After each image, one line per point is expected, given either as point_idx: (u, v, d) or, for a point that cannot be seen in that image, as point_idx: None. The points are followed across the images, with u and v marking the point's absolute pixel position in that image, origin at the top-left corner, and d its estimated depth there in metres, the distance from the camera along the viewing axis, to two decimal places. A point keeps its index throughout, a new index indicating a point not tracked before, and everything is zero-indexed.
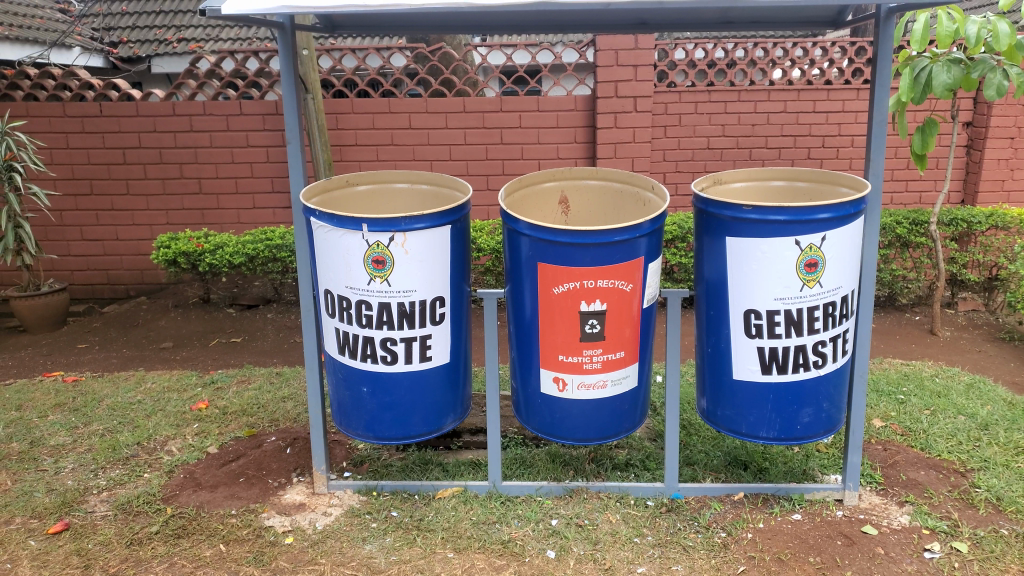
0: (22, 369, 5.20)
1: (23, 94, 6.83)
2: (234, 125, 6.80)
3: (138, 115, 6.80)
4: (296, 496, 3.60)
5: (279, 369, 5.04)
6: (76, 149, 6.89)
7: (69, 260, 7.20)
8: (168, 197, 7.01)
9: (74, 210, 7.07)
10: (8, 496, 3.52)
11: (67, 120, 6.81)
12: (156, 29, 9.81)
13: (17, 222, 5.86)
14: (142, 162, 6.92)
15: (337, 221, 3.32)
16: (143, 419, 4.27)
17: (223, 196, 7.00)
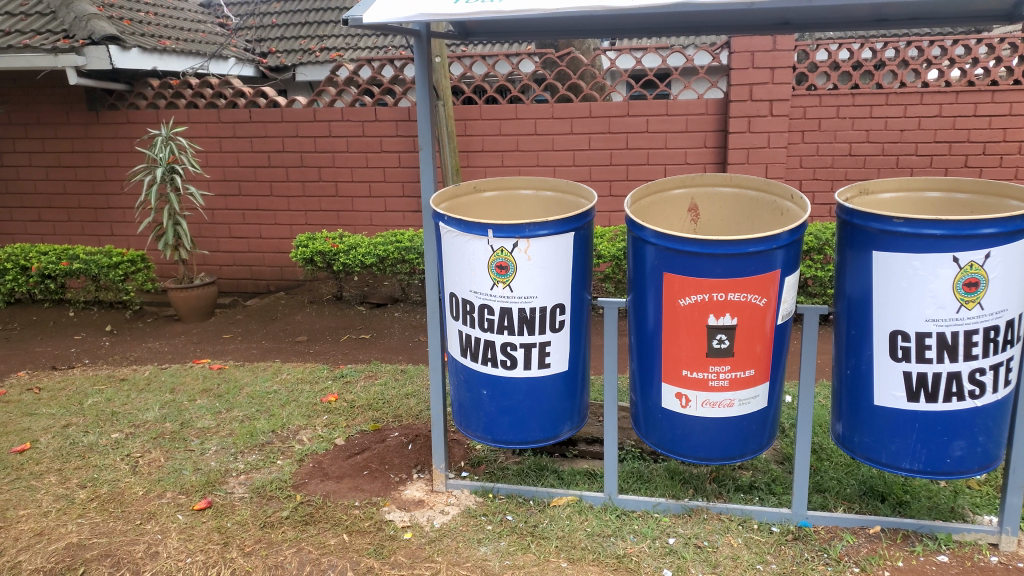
0: (175, 354, 5.68)
1: (185, 102, 7.41)
2: (369, 130, 7.09)
3: (282, 121, 7.25)
4: (415, 492, 3.69)
5: (404, 367, 5.20)
6: (228, 153, 7.44)
7: (219, 255, 7.79)
8: (306, 199, 7.42)
9: (224, 209, 7.62)
10: (161, 471, 3.83)
11: (221, 125, 7.36)
12: (302, 39, 10.43)
13: (175, 219, 6.37)
14: (284, 165, 7.37)
15: (464, 226, 3.38)
16: (278, 408, 4.53)
17: (357, 199, 7.32)
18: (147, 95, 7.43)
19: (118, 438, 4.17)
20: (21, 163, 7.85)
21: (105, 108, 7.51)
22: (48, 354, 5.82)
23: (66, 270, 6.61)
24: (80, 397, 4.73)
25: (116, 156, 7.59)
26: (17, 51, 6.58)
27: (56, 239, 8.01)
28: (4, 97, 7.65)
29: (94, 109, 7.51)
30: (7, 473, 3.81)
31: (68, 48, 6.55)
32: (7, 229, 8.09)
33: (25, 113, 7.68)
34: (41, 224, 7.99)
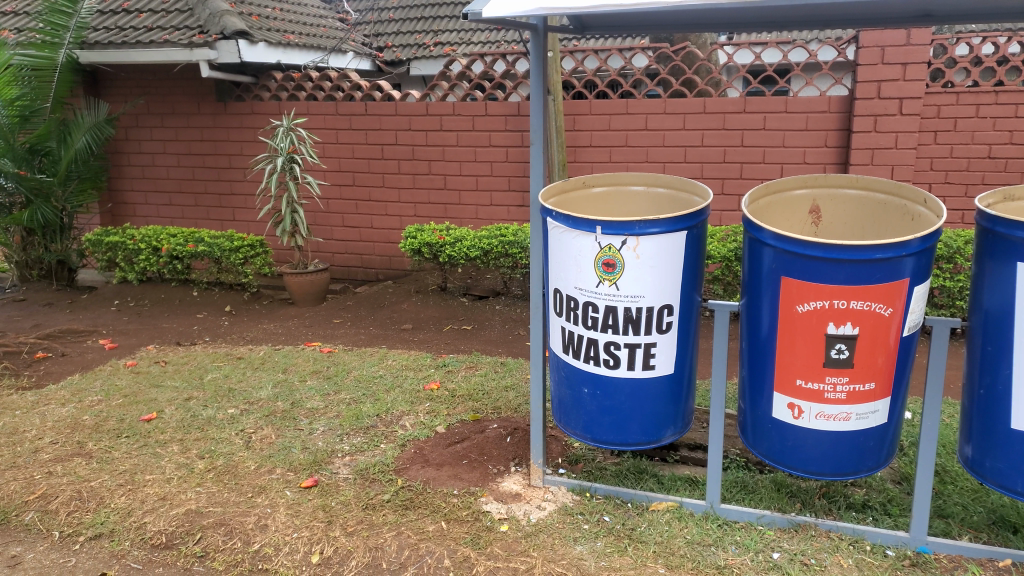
0: (288, 336, 5.94)
1: (305, 94, 7.73)
2: (479, 125, 7.17)
3: (396, 114, 7.44)
4: (512, 486, 3.70)
5: (504, 359, 5.23)
6: (344, 144, 7.71)
7: (332, 243, 8.06)
8: (416, 191, 7.59)
9: (339, 199, 7.90)
10: (272, 447, 4.01)
11: (337, 117, 7.64)
12: (416, 34, 10.65)
13: (293, 207, 6.64)
14: (397, 158, 7.56)
15: (572, 222, 3.36)
16: (383, 393, 4.65)
17: (464, 192, 7.41)
18: (271, 87, 7.79)
19: (234, 413, 4.40)
20: (156, 151, 8.41)
21: (233, 99, 7.91)
22: (173, 329, 6.22)
23: (192, 252, 7.03)
24: (201, 372, 5.03)
25: (241, 145, 7.99)
26: (158, 47, 7.14)
27: (184, 223, 8.53)
28: (144, 88, 8.22)
29: (223, 100, 7.92)
30: (136, 439, 4.09)
31: (202, 43, 7.01)
32: (141, 212, 8.69)
33: (162, 103, 8.21)
34: (171, 208, 8.52)
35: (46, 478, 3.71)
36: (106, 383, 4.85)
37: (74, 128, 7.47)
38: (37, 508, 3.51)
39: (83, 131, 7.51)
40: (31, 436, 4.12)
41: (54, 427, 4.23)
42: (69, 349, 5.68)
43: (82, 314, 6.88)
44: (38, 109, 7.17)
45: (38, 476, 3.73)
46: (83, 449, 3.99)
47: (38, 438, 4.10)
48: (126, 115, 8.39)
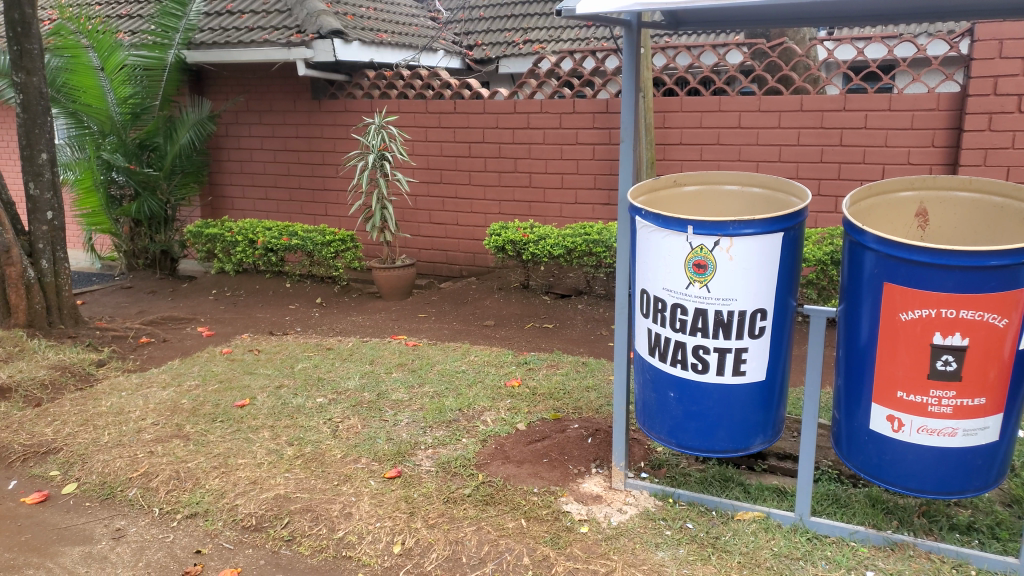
0: (374, 328, 6.08)
1: (397, 92, 7.88)
2: (566, 122, 7.15)
3: (484, 112, 7.50)
4: (593, 487, 3.67)
5: (586, 359, 5.19)
6: (433, 142, 7.83)
7: (419, 239, 8.20)
8: (501, 189, 7.63)
9: (426, 196, 8.04)
10: (358, 437, 4.10)
11: (427, 115, 7.76)
12: (507, 32, 10.44)
13: (383, 204, 6.78)
14: (483, 156, 7.63)
15: (662, 221, 3.29)
16: (466, 388, 4.69)
17: (550, 189, 7.40)
18: (364, 85, 7.97)
19: (322, 402, 4.52)
20: (254, 147, 8.75)
21: (327, 97, 8.15)
22: (266, 319, 6.46)
23: (286, 245, 7.28)
24: (292, 361, 5.20)
25: (334, 142, 8.21)
26: (258, 46, 7.42)
27: (279, 216, 8.84)
28: (245, 86, 8.57)
29: (317, 98, 8.18)
30: (230, 424, 4.26)
31: (300, 42, 7.25)
32: (239, 206, 9.08)
33: (260, 101, 8.54)
34: (268, 202, 8.85)
35: (148, 457, 3.91)
36: (204, 369, 5.08)
37: (179, 125, 7.88)
38: (139, 484, 3.71)
39: (187, 127, 7.89)
40: (135, 417, 4.35)
41: (156, 409, 4.45)
42: (170, 335, 5.98)
43: (182, 302, 7.24)
44: (148, 107, 7.69)
45: (141, 455, 3.93)
46: (181, 431, 4.18)
47: (141, 418, 4.32)
48: (228, 113, 8.77)
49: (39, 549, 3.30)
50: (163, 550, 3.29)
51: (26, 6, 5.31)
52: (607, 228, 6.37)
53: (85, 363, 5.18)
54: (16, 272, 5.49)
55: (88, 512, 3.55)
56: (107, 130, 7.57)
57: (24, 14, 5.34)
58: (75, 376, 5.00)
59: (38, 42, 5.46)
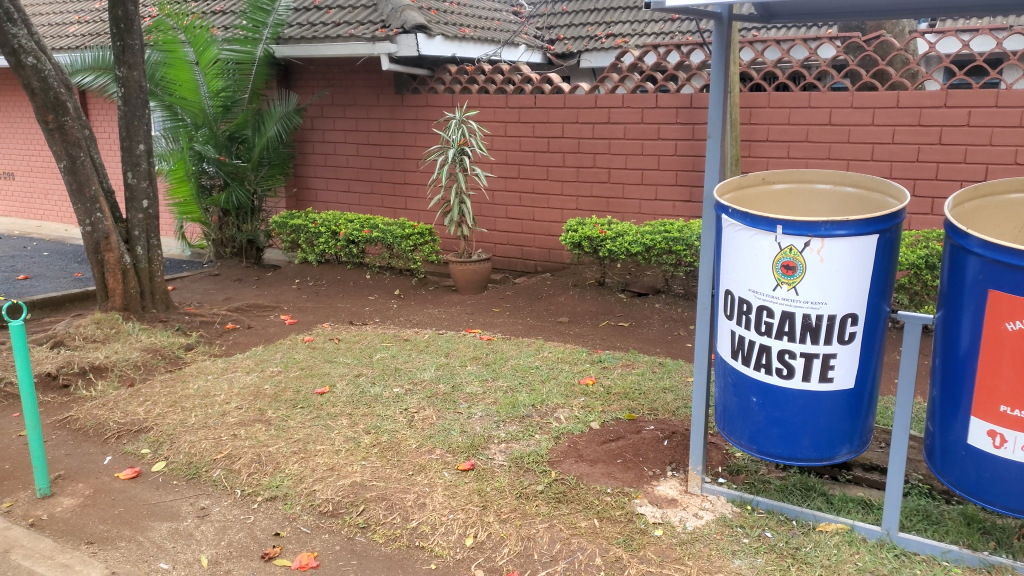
0: (449, 321, 6.14)
1: (478, 87, 7.93)
2: (648, 118, 7.06)
3: (564, 107, 7.48)
4: (669, 490, 3.60)
5: (662, 359, 5.10)
6: (512, 137, 7.84)
7: (495, 234, 8.22)
8: (579, 184, 7.58)
9: (504, 191, 8.04)
10: (433, 428, 4.14)
11: (507, 110, 7.78)
12: (589, 26, 10.32)
13: (462, 198, 6.81)
14: (562, 151, 7.60)
15: (750, 220, 3.21)
16: (539, 383, 4.68)
17: (629, 185, 7.30)
18: (446, 80, 8.06)
19: (398, 392, 4.59)
20: (338, 140, 8.94)
21: (409, 91, 8.28)
22: (346, 309, 6.61)
23: (367, 237, 7.42)
24: (370, 351, 5.30)
25: (415, 136, 8.33)
26: (344, 41, 7.60)
27: (360, 209, 9.00)
28: (330, 80, 8.77)
29: (400, 93, 8.31)
30: (310, 410, 4.36)
31: (384, 37, 7.38)
32: (322, 198, 9.27)
33: (345, 95, 8.72)
34: (350, 195, 9.02)
35: (231, 440, 4.04)
36: (286, 356, 5.23)
37: (267, 118, 8.07)
38: (223, 466, 3.83)
39: (275, 120, 8.07)
40: (220, 400, 4.51)
41: (240, 393, 4.60)
42: (255, 322, 6.18)
43: (266, 290, 7.48)
44: (239, 100, 7.96)
45: (225, 437, 4.07)
46: (263, 416, 4.31)
47: (226, 402, 4.47)
48: (313, 106, 8.98)
49: (130, 522, 3.46)
50: (245, 530, 3.40)
51: (129, 4, 5.55)
52: (688, 225, 6.25)
53: (175, 347, 5.40)
54: (114, 258, 5.71)
55: (176, 490, 3.70)
56: (200, 123, 7.92)
57: (128, 12, 5.58)
58: (166, 358, 5.22)
59: (139, 39, 5.70)
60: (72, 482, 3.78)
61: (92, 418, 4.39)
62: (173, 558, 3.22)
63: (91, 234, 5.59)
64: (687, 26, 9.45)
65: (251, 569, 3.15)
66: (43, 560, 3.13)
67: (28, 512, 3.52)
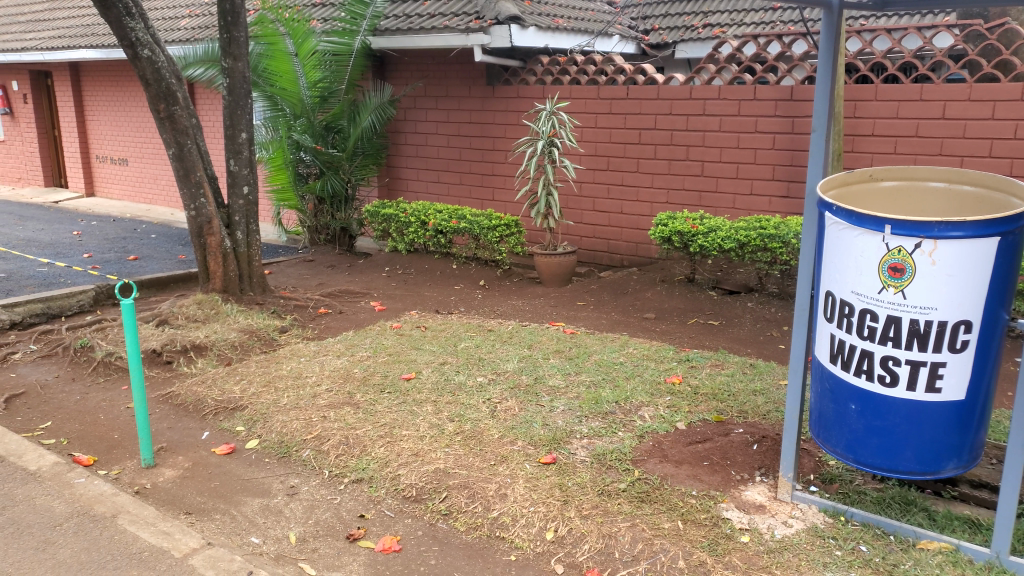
0: (533, 313, 6.14)
1: (570, 78, 7.89)
2: (745, 110, 6.86)
3: (658, 98, 7.36)
4: (756, 496, 3.48)
5: (753, 361, 4.94)
6: (602, 128, 7.77)
7: (582, 226, 8.16)
8: (671, 177, 7.43)
9: (592, 183, 7.98)
10: (515, 420, 4.14)
11: (599, 101, 7.72)
12: (685, 16, 10.10)
13: (549, 190, 6.77)
14: (654, 143, 7.46)
15: (855, 219, 3.05)
16: (623, 380, 4.61)
17: (722, 179, 7.11)
18: (537, 71, 8.05)
19: (482, 381, 4.62)
20: (429, 131, 9.05)
21: (501, 83, 8.32)
22: (433, 298, 6.70)
23: (454, 228, 7.50)
24: (455, 340, 5.35)
25: (504, 128, 8.37)
26: (438, 32, 7.69)
27: (448, 199, 9.11)
28: (424, 72, 8.90)
29: (491, 84, 8.37)
30: (397, 395, 4.44)
31: (478, 28, 7.42)
32: (413, 188, 9.41)
33: (438, 87, 8.83)
34: (439, 185, 9.13)
35: (321, 421, 4.15)
36: (375, 341, 5.34)
37: (362, 108, 8.37)
38: (313, 446, 3.95)
39: (369, 111, 8.36)
40: (312, 382, 4.65)
41: (331, 376, 4.73)
42: (345, 307, 6.35)
43: (358, 276, 7.67)
44: (335, 91, 8.18)
45: (315, 419, 4.19)
46: (352, 399, 4.42)
47: (317, 384, 4.61)
48: (406, 97, 9.13)
49: (225, 496, 3.60)
50: (332, 511, 3.49)
51: None
52: (785, 222, 6.04)
53: (270, 329, 5.60)
54: (216, 242, 5.96)
55: (268, 468, 3.83)
56: (299, 113, 8.16)
57: (235, 5, 5.81)
58: (261, 340, 5.43)
59: (244, 31, 5.92)
60: (173, 454, 3.98)
61: (192, 394, 4.60)
62: (264, 533, 3.34)
63: (195, 219, 5.85)
64: (790, 15, 9.08)
65: (337, 548, 3.23)
66: (147, 526, 3.29)
67: (134, 480, 3.73)
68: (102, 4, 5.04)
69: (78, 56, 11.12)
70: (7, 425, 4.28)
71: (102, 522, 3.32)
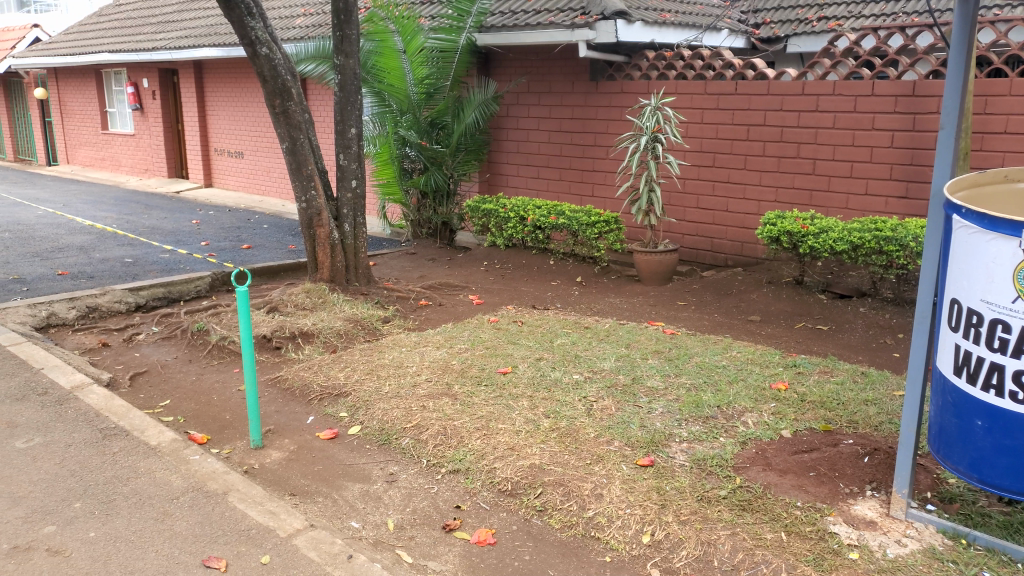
0: (631, 312, 6.07)
1: (676, 73, 7.78)
2: (863, 106, 6.58)
3: (768, 94, 7.15)
4: (867, 511, 3.30)
5: (865, 369, 4.71)
6: (708, 124, 7.60)
7: (683, 224, 7.98)
8: (780, 175, 7.19)
9: (696, 179, 7.79)
10: (612, 419, 4.10)
11: (706, 96, 7.55)
12: (799, 9, 9.73)
13: (651, 186, 6.67)
14: (763, 140, 7.25)
15: (988, 222, 2.85)
16: (726, 384, 4.49)
17: (835, 178, 6.83)
18: (642, 66, 7.97)
19: (579, 379, 4.60)
20: (531, 127, 9.08)
21: (605, 78, 8.29)
22: (529, 293, 6.72)
23: (553, 224, 7.50)
24: (551, 336, 5.34)
25: (607, 123, 8.33)
26: (543, 28, 7.73)
27: (546, 195, 9.12)
28: (527, 68, 8.93)
29: (595, 80, 8.34)
30: (493, 389, 4.47)
31: (583, 24, 7.38)
32: (512, 183, 9.44)
33: (541, 83, 8.84)
34: (538, 181, 9.14)
35: (420, 411, 4.23)
36: (473, 334, 5.40)
37: (466, 105, 8.48)
38: (412, 435, 4.02)
39: (473, 107, 8.46)
40: (412, 371, 4.74)
41: (430, 366, 4.82)
42: (445, 300, 6.46)
43: (457, 270, 7.80)
44: (440, 87, 8.35)
45: (415, 408, 4.27)
46: (450, 390, 4.47)
47: (417, 374, 4.70)
48: (509, 93, 9.18)
49: (328, 480, 3.72)
50: (428, 500, 3.54)
51: None
52: (902, 224, 5.74)
53: (374, 319, 5.75)
54: (325, 233, 6.17)
55: (368, 454, 3.93)
56: (405, 109, 8.35)
57: (347, 4, 6.00)
58: (365, 329, 5.59)
59: (355, 28, 6.10)
60: (279, 436, 4.14)
61: (299, 379, 4.78)
62: (363, 518, 3.42)
63: (306, 210, 6.08)
64: (916, 6, 8.60)
65: (433, 538, 3.27)
66: (255, 505, 3.43)
67: (243, 460, 3.90)
68: (226, 5, 5.31)
69: (202, 55, 11.77)
70: (131, 400, 4.57)
71: (214, 498, 3.49)
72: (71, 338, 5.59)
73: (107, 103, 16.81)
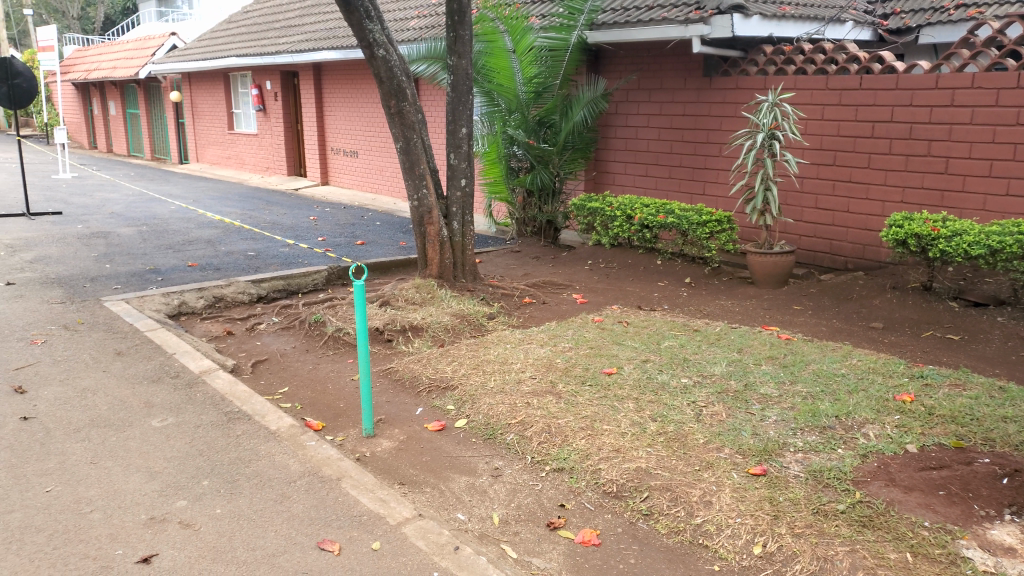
0: (743, 315, 5.90)
1: (796, 68, 7.52)
2: (1005, 100, 6.13)
3: (897, 88, 6.78)
4: (1005, 536, 3.04)
5: (1003, 384, 4.38)
6: (829, 121, 7.28)
7: (800, 225, 7.66)
8: (908, 174, 6.79)
9: (815, 179, 7.47)
10: (722, 426, 3.98)
11: (828, 92, 7.25)
12: None
13: (768, 185, 6.44)
14: (891, 136, 6.88)
15: None
16: (845, 393, 4.28)
17: (972, 177, 6.39)
18: (760, 61, 7.77)
19: (687, 383, 4.50)
20: (640, 125, 8.96)
21: (719, 74, 8.08)
22: (635, 294, 6.64)
23: (661, 223, 7.36)
24: (658, 338, 5.26)
25: (720, 120, 8.11)
26: (656, 24, 7.62)
27: (654, 194, 8.98)
28: (638, 65, 8.83)
29: (708, 76, 8.15)
30: (598, 389, 4.44)
31: (698, 19, 7.27)
32: (620, 181, 9.36)
33: (651, 80, 8.72)
34: (646, 179, 9.02)
35: (525, 407, 4.25)
36: (577, 333, 5.39)
37: (574, 103, 8.45)
38: (517, 431, 4.05)
39: (582, 105, 8.41)
40: (517, 368, 4.78)
41: (535, 364, 4.83)
42: (548, 299, 6.49)
43: (561, 268, 7.80)
44: (550, 86, 8.40)
45: (520, 404, 4.30)
46: (554, 389, 4.48)
47: (522, 370, 4.73)
48: (618, 91, 9.10)
49: (435, 471, 3.80)
50: (533, 496, 3.56)
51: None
52: None
53: (480, 315, 5.83)
54: (435, 230, 6.32)
55: (475, 448, 3.99)
56: (513, 108, 8.45)
57: (461, 4, 6.09)
58: (471, 325, 5.68)
59: (469, 29, 6.20)
60: (390, 426, 4.26)
61: (409, 371, 4.92)
62: (469, 511, 3.47)
63: (418, 208, 6.26)
64: None
65: (537, 535, 3.28)
66: (367, 492, 3.54)
67: (356, 447, 4.04)
68: (348, 9, 5.53)
69: (319, 57, 12.32)
70: (253, 386, 4.83)
71: (329, 483, 3.63)
72: (200, 325, 5.97)
73: (233, 104, 17.88)
